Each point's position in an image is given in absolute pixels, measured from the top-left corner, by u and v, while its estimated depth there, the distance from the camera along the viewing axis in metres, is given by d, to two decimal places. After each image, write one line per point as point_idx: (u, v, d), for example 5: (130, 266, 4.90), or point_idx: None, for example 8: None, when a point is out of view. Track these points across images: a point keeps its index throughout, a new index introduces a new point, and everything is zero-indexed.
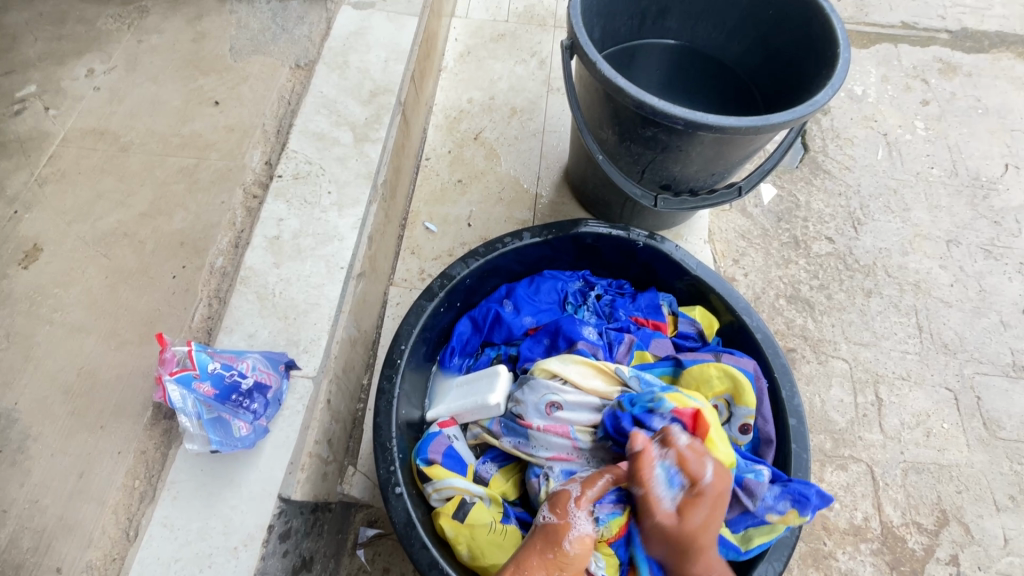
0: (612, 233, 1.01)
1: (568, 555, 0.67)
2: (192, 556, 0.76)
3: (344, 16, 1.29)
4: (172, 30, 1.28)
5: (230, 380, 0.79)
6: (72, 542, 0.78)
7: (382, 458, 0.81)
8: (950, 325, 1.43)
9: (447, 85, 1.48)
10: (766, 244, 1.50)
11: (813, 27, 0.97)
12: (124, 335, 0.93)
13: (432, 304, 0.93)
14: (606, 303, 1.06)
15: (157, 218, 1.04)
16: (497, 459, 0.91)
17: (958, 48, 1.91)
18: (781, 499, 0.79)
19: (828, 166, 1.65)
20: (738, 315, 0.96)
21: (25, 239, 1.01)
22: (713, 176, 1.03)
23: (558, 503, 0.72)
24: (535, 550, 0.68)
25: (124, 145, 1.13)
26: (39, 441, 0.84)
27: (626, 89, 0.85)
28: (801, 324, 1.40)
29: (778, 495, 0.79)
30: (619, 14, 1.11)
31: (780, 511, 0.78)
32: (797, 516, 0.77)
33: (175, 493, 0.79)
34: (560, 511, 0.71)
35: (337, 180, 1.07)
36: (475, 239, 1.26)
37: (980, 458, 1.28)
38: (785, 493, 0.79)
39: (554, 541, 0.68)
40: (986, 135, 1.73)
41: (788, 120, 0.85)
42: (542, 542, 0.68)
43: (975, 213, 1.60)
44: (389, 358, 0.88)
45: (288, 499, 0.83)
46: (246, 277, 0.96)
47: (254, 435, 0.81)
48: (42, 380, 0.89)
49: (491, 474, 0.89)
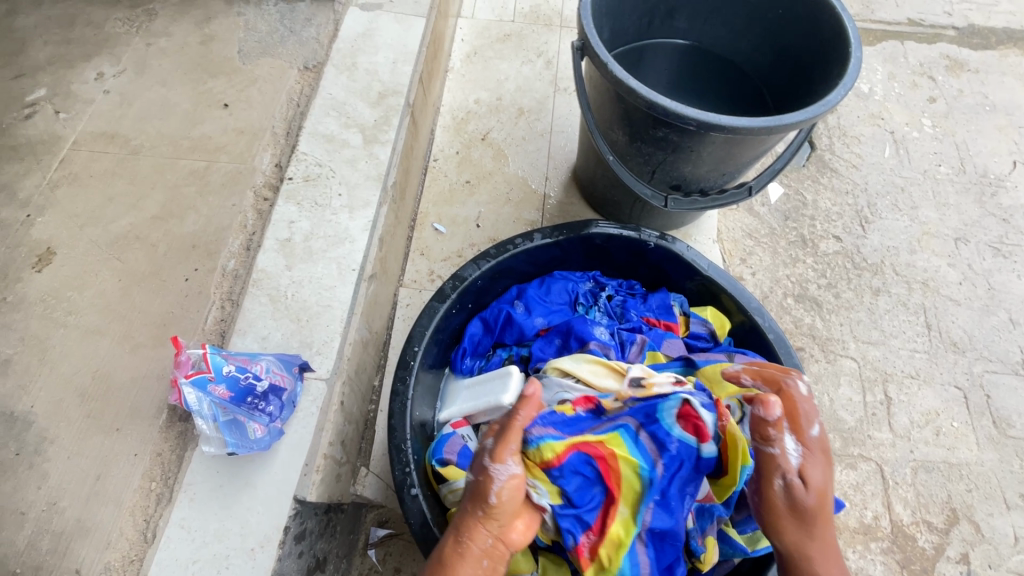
0: (623, 234, 1.01)
1: (497, 506, 0.66)
2: (210, 558, 0.76)
3: (351, 18, 1.29)
4: (180, 33, 1.29)
5: (245, 383, 0.79)
6: (90, 544, 0.79)
7: (397, 460, 0.82)
8: (958, 323, 1.43)
9: (454, 85, 1.48)
10: (773, 244, 1.50)
11: (823, 27, 0.97)
12: (138, 338, 0.93)
13: (444, 306, 0.94)
14: (617, 304, 1.06)
15: (168, 221, 1.05)
16: None
17: (964, 44, 1.90)
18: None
19: (835, 164, 1.64)
20: (750, 315, 0.96)
21: (38, 243, 1.02)
22: (723, 176, 1.03)
23: (475, 462, 0.70)
24: (464, 515, 0.66)
25: (134, 148, 1.14)
26: (55, 444, 0.85)
27: (639, 90, 0.85)
28: (810, 324, 1.40)
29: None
30: (627, 14, 1.11)
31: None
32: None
33: (192, 495, 0.80)
34: (477, 470, 0.69)
35: (347, 182, 1.07)
36: (483, 240, 1.26)
37: (990, 456, 1.28)
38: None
39: (480, 498, 0.67)
40: (993, 132, 1.73)
41: (800, 121, 0.85)
42: (469, 504, 0.67)
43: (983, 211, 1.59)
44: (402, 360, 0.89)
45: (303, 500, 0.83)
46: (258, 279, 0.96)
47: (269, 437, 0.82)
48: (58, 383, 0.90)
49: None
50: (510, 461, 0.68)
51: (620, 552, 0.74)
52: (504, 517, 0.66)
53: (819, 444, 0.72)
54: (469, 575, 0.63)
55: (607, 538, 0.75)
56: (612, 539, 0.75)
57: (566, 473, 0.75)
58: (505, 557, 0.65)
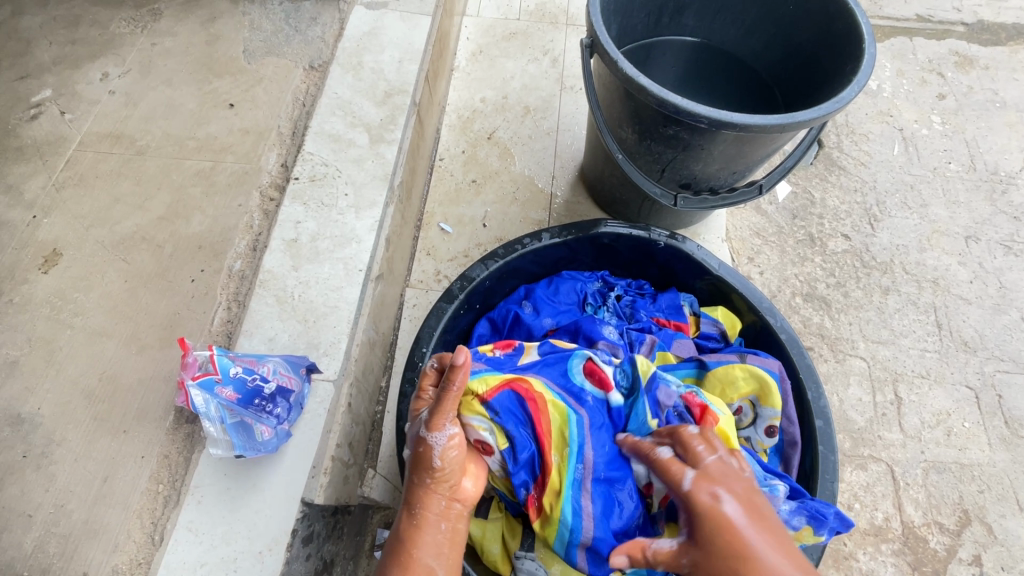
0: (632, 233, 1.00)
1: (441, 470, 0.67)
2: (218, 560, 0.76)
3: (357, 17, 1.28)
4: (185, 33, 1.28)
5: (252, 385, 0.79)
6: (98, 546, 0.79)
7: (406, 462, 0.81)
8: (969, 322, 1.41)
9: (459, 84, 1.47)
10: (781, 242, 1.48)
11: (835, 23, 0.96)
12: (144, 339, 0.93)
13: (452, 306, 0.93)
14: (626, 304, 1.04)
15: (174, 221, 1.04)
16: None
17: (974, 41, 1.88)
18: (796, 514, 0.76)
19: (843, 162, 1.63)
20: (761, 315, 0.95)
21: (44, 244, 1.02)
22: (734, 174, 1.02)
23: (415, 436, 0.69)
24: (413, 488, 0.67)
25: (140, 148, 1.13)
26: (62, 446, 0.85)
27: (649, 88, 0.84)
28: (819, 323, 1.39)
29: (793, 510, 0.76)
30: (636, 11, 1.10)
31: (794, 526, 0.76)
32: (811, 532, 0.76)
33: (199, 497, 0.79)
34: (418, 443, 0.68)
35: (353, 181, 1.07)
36: (490, 240, 1.25)
37: (1002, 457, 1.27)
38: (801, 508, 0.76)
39: (424, 466, 0.67)
40: (1004, 129, 1.70)
41: (813, 118, 0.84)
42: (416, 476, 0.67)
43: (994, 209, 1.57)
44: (410, 362, 0.88)
45: (311, 503, 0.82)
46: (265, 280, 0.96)
47: (276, 439, 0.81)
48: (64, 385, 0.89)
49: None
50: (447, 425, 0.68)
51: (560, 499, 0.72)
52: (452, 478, 0.67)
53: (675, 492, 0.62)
54: (430, 540, 0.64)
55: (545, 485, 0.74)
56: (549, 486, 0.73)
57: (501, 412, 0.75)
58: (463, 516, 0.68)
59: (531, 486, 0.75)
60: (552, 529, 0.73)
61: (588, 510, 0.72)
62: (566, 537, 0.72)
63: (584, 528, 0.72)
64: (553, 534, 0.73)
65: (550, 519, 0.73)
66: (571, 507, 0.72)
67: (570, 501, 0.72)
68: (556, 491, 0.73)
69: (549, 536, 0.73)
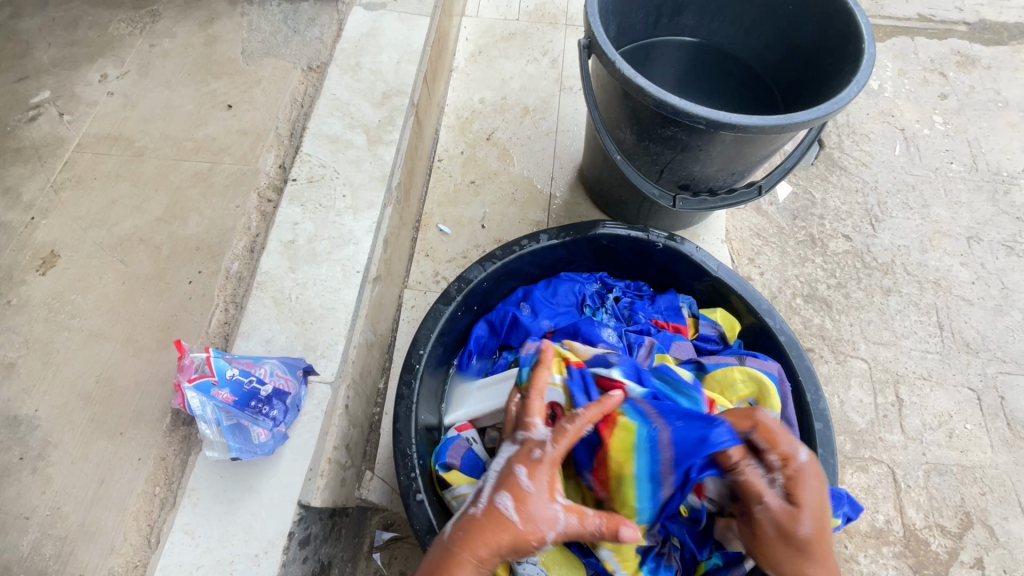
0: (630, 234, 0.99)
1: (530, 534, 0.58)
2: (215, 563, 0.76)
3: (355, 18, 1.28)
4: (183, 34, 1.28)
5: (249, 387, 0.79)
6: (94, 549, 0.78)
7: (402, 465, 0.81)
8: (971, 323, 1.41)
9: (459, 85, 1.47)
10: (781, 243, 1.48)
11: (834, 23, 0.95)
12: (142, 341, 0.93)
13: (449, 308, 0.92)
14: (624, 306, 1.04)
15: (172, 223, 1.04)
16: None
17: (976, 40, 1.87)
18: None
19: (844, 162, 1.62)
20: (760, 316, 0.94)
21: (42, 246, 1.02)
22: (733, 175, 1.02)
23: (534, 521, 0.58)
24: (492, 559, 0.58)
25: (138, 150, 1.13)
26: (59, 448, 0.84)
27: (647, 88, 0.84)
28: (819, 324, 1.38)
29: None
30: (634, 11, 1.09)
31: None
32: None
33: (196, 500, 0.79)
34: (531, 532, 0.58)
35: (351, 183, 1.06)
36: (489, 241, 1.25)
37: (1004, 459, 1.26)
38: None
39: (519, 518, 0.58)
40: (1006, 129, 1.70)
41: (812, 119, 0.83)
42: (500, 549, 0.58)
43: (996, 209, 1.57)
44: (407, 364, 0.87)
45: (307, 505, 0.82)
46: (262, 281, 0.95)
47: (273, 442, 0.81)
48: (61, 387, 0.89)
49: None
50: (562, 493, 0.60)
51: (632, 458, 0.71)
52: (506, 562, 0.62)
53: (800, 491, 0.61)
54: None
55: (611, 447, 0.72)
56: (617, 446, 0.72)
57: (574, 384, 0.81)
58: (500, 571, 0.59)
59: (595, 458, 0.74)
60: (627, 495, 0.71)
61: (665, 473, 0.69)
62: (641, 502, 0.70)
63: (657, 491, 0.70)
64: (633, 497, 0.70)
65: (624, 483, 0.71)
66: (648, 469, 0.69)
67: (644, 457, 0.70)
68: (626, 453, 0.71)
69: (625, 500, 0.71)
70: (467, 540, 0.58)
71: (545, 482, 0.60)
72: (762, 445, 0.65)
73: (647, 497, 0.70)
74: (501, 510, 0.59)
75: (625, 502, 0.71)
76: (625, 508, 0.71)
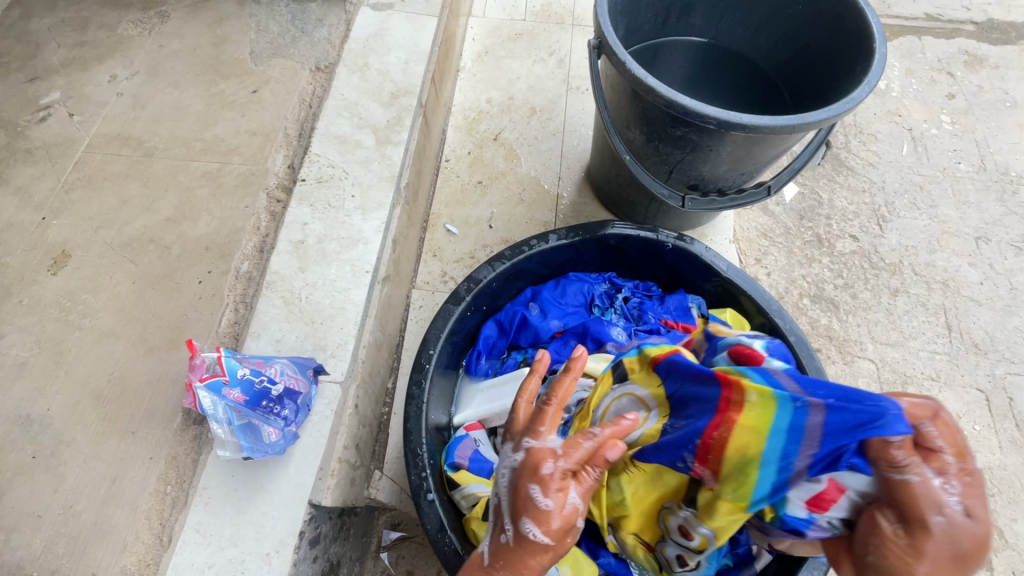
0: (640, 235, 0.99)
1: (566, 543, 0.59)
2: (226, 562, 0.76)
3: (363, 18, 1.28)
4: (192, 35, 1.29)
5: (260, 386, 0.79)
6: (106, 547, 0.79)
7: (413, 464, 0.80)
8: (980, 324, 1.40)
9: (465, 85, 1.47)
10: (788, 243, 1.47)
11: (845, 23, 0.95)
12: (152, 341, 0.93)
13: (459, 308, 0.92)
14: (634, 305, 1.04)
15: (182, 223, 1.04)
16: None
17: (984, 39, 1.86)
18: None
19: (851, 162, 1.61)
20: (770, 317, 0.94)
21: (53, 245, 1.02)
22: (742, 175, 1.02)
23: (566, 534, 0.58)
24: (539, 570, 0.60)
25: (148, 150, 1.14)
26: (71, 447, 0.85)
27: (657, 89, 0.84)
28: (826, 324, 1.38)
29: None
30: (643, 11, 1.09)
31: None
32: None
33: (207, 499, 0.79)
34: (563, 539, 0.58)
35: (360, 183, 1.07)
36: (496, 241, 1.25)
37: (1014, 460, 1.25)
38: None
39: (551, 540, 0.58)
40: (1014, 129, 1.69)
41: (823, 119, 0.83)
42: (542, 561, 0.59)
43: (1005, 209, 1.56)
44: (417, 364, 0.88)
45: (318, 504, 0.82)
46: (272, 281, 0.96)
47: (284, 441, 0.81)
48: (73, 386, 0.90)
49: None
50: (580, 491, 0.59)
51: (762, 438, 0.62)
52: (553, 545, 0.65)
53: (978, 509, 0.52)
54: None
55: (736, 423, 0.63)
56: (744, 423, 0.63)
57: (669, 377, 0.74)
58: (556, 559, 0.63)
59: (699, 442, 0.66)
60: (747, 479, 0.63)
61: (802, 460, 0.61)
62: (763, 485, 0.63)
63: (788, 475, 0.62)
64: (759, 478, 0.63)
65: (742, 464, 0.63)
66: (782, 449, 0.61)
67: (779, 439, 0.61)
68: (751, 429, 0.63)
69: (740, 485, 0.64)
70: (514, 572, 0.59)
71: (556, 492, 0.57)
72: (939, 444, 0.55)
73: (772, 481, 0.62)
74: (529, 537, 0.58)
75: (744, 485, 0.63)
76: (741, 491, 0.64)
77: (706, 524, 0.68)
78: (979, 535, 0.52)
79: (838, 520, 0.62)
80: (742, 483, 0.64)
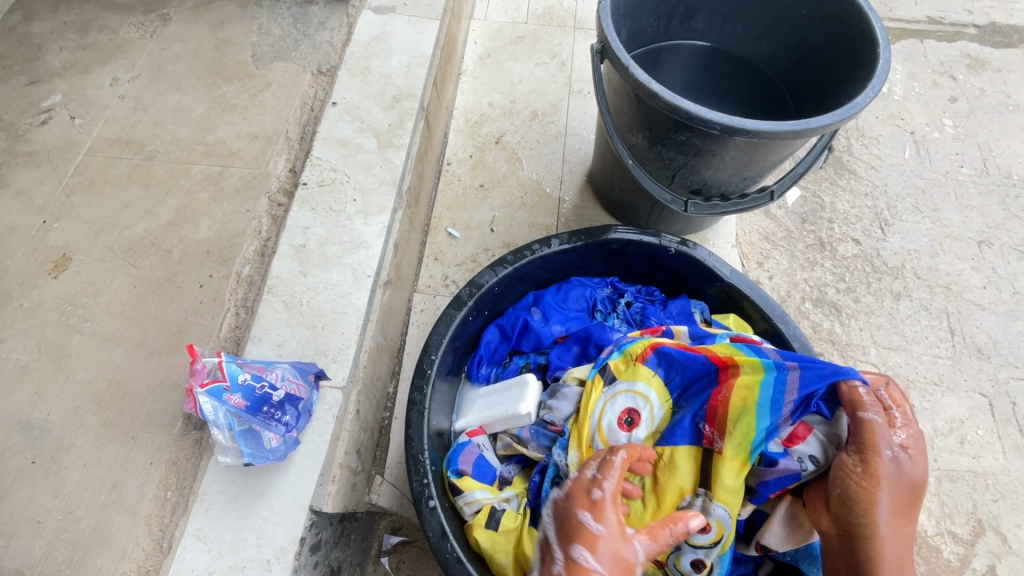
0: (642, 239, 0.99)
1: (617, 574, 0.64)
2: (227, 568, 0.76)
3: (365, 21, 1.28)
4: (193, 38, 1.28)
5: (261, 392, 0.79)
6: (107, 553, 0.78)
7: (415, 471, 0.80)
8: (982, 328, 1.40)
9: (467, 88, 1.47)
10: (790, 247, 1.47)
11: (848, 28, 0.95)
12: (153, 345, 0.93)
13: (460, 313, 0.92)
14: (636, 311, 1.04)
15: (183, 227, 1.04)
16: (518, 461, 0.91)
17: (985, 43, 1.86)
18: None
19: (853, 166, 1.61)
20: (773, 322, 0.93)
21: (54, 249, 1.02)
22: (745, 180, 1.01)
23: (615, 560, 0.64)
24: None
25: (149, 153, 1.13)
26: (72, 452, 0.85)
27: (661, 93, 0.84)
28: (828, 328, 1.37)
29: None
30: (646, 15, 1.09)
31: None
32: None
33: (207, 505, 0.79)
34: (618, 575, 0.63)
35: (362, 187, 1.06)
36: (498, 244, 1.24)
37: (1017, 465, 1.25)
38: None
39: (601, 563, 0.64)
40: (1017, 132, 1.68)
41: (827, 124, 0.83)
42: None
43: (1007, 213, 1.55)
44: (419, 369, 0.87)
45: (319, 510, 0.82)
46: (274, 285, 0.95)
47: (285, 447, 0.81)
48: (73, 390, 0.89)
49: (513, 473, 0.89)
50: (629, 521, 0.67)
51: (756, 390, 0.77)
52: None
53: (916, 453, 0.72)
54: None
55: (736, 381, 0.78)
56: (741, 383, 0.78)
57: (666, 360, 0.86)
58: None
59: (707, 406, 0.80)
60: (747, 426, 0.76)
61: (787, 408, 0.76)
62: (759, 430, 0.76)
63: (777, 420, 0.76)
64: (757, 423, 0.76)
65: (742, 414, 0.77)
66: (772, 397, 0.76)
67: (768, 389, 0.77)
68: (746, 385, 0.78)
69: (742, 434, 0.76)
70: None
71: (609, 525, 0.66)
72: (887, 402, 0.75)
73: (764, 426, 0.76)
74: (580, 562, 0.64)
75: (743, 431, 0.76)
76: (742, 437, 0.76)
77: (723, 501, 0.75)
78: (916, 471, 0.70)
79: (809, 456, 0.76)
80: (742, 431, 0.76)
